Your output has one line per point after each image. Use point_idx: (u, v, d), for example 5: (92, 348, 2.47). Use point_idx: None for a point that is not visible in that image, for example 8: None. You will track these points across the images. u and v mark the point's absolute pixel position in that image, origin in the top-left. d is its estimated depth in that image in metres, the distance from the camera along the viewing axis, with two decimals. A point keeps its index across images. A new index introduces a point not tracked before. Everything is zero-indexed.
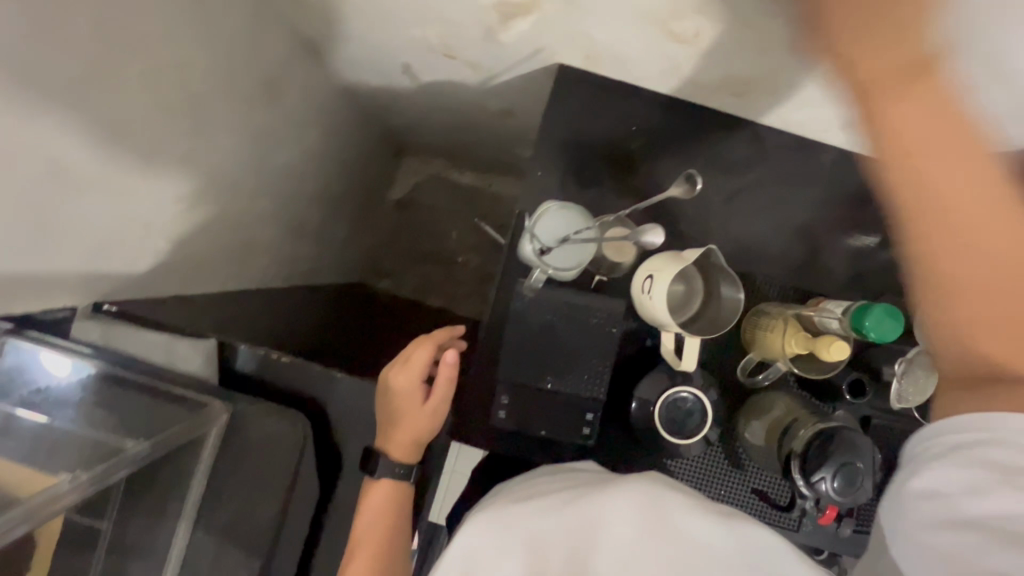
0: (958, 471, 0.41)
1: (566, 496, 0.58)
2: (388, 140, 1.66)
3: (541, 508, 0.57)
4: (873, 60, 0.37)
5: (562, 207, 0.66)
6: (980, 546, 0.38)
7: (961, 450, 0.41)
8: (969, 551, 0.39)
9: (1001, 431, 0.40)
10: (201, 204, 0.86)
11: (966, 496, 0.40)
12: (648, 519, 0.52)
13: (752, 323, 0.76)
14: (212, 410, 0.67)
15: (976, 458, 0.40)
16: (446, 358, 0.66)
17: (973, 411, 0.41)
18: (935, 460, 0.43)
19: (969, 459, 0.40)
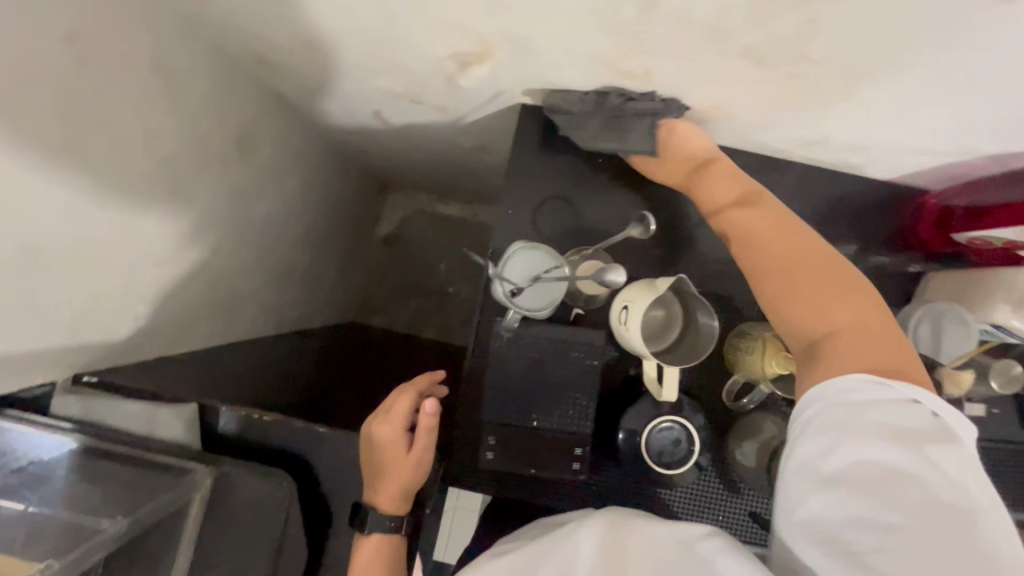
0: (821, 438, 0.52)
1: (539, 545, 0.59)
2: (370, 179, 1.68)
3: (526, 563, 0.56)
4: (687, 179, 0.73)
5: (528, 248, 0.66)
6: (851, 495, 0.50)
7: (819, 420, 0.53)
8: (844, 502, 0.50)
9: (842, 398, 0.53)
10: (182, 263, 0.87)
11: (826, 457, 0.52)
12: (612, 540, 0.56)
13: (733, 346, 0.75)
14: (197, 474, 0.66)
15: (833, 424, 0.52)
16: (426, 406, 0.64)
17: (818, 386, 0.55)
18: (804, 431, 0.54)
19: (825, 425, 0.53)
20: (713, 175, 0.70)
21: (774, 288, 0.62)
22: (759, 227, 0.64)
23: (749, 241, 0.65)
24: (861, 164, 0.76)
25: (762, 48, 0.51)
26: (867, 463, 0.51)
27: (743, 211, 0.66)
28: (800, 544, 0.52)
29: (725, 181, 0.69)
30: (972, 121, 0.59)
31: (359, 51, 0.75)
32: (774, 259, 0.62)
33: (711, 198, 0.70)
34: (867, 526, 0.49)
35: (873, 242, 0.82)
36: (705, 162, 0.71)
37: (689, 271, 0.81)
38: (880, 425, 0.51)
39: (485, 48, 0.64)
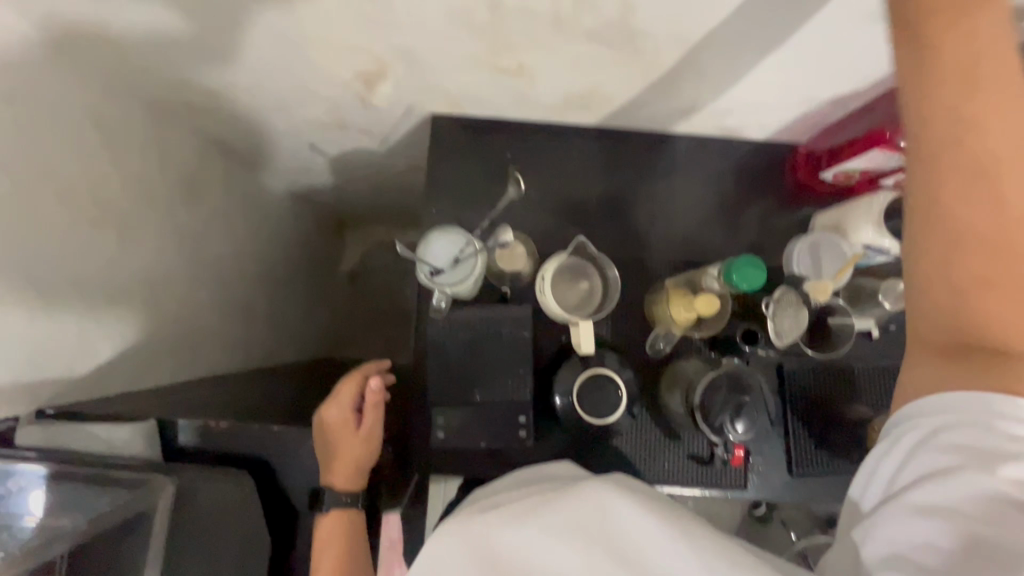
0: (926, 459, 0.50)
1: (538, 500, 0.54)
2: (326, 217, 1.76)
3: (520, 509, 0.53)
4: (928, 48, 0.43)
5: (444, 232, 0.74)
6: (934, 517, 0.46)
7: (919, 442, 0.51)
8: (940, 527, 0.46)
9: (961, 421, 0.48)
10: (138, 300, 0.93)
11: (938, 482, 0.47)
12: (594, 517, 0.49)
13: (650, 302, 0.83)
14: (158, 482, 0.68)
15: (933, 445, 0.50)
16: (372, 384, 0.71)
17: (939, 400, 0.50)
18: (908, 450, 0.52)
19: (941, 449, 0.48)
20: (975, 61, 0.43)
21: (962, 251, 0.46)
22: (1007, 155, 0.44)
23: (965, 195, 0.45)
24: (736, 127, 0.86)
25: (601, 27, 0.61)
26: (981, 498, 0.45)
27: (998, 117, 0.43)
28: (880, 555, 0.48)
29: (995, 76, 0.43)
30: (803, 79, 0.72)
31: (279, 85, 0.84)
32: (1014, 194, 0.44)
33: (961, 90, 0.43)
34: (962, 561, 0.44)
35: (764, 196, 0.91)
36: (954, 25, 0.42)
37: (603, 243, 0.89)
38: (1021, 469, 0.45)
39: (382, 65, 0.74)
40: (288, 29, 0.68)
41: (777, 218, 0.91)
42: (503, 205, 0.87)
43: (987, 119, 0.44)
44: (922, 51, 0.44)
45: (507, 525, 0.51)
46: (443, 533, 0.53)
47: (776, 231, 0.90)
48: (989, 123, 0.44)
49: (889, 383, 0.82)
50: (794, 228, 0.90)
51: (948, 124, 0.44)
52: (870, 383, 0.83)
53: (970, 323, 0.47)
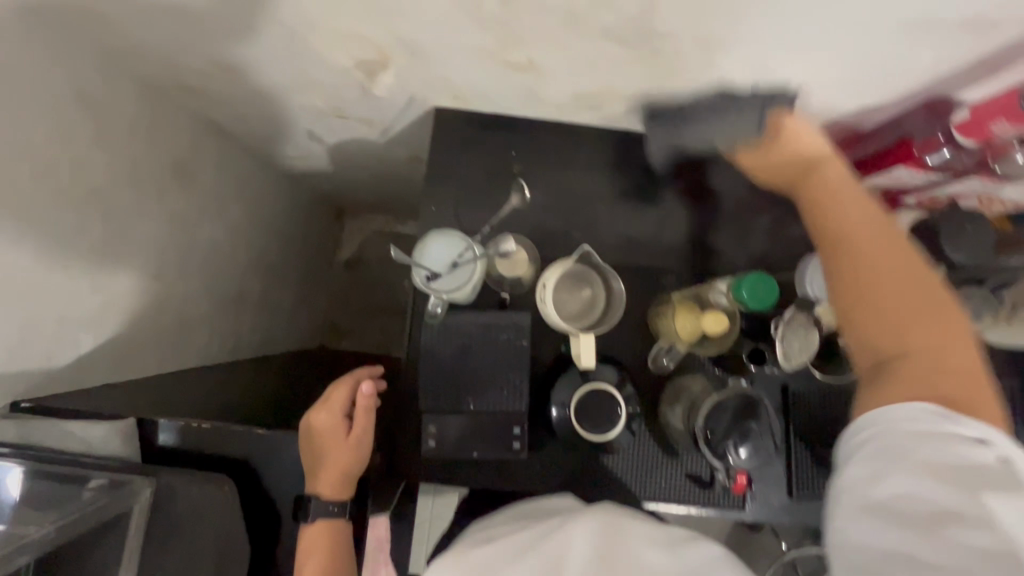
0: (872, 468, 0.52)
1: (534, 536, 0.59)
2: (324, 204, 1.72)
3: (515, 547, 0.58)
4: (796, 171, 0.68)
5: (442, 235, 0.70)
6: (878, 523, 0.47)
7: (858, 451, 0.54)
8: (887, 534, 0.46)
9: (891, 428, 0.51)
10: (123, 289, 0.89)
11: (873, 483, 0.48)
12: (607, 540, 0.55)
13: (654, 314, 0.80)
14: (136, 484, 0.67)
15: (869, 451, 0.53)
16: (363, 387, 0.67)
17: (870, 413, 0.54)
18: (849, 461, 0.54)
19: (870, 453, 0.50)
20: (823, 189, 0.64)
21: (870, 303, 0.57)
22: (870, 215, 0.60)
23: (860, 257, 0.58)
24: None
25: (619, 25, 0.57)
26: (922, 500, 0.46)
27: (847, 190, 0.63)
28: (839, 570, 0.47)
29: (843, 184, 0.64)
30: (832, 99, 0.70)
31: (275, 70, 0.80)
32: (888, 262, 0.58)
33: (824, 193, 0.64)
34: (911, 565, 0.44)
35: (776, 206, 0.88)
36: (812, 157, 0.67)
37: (608, 250, 0.86)
38: (942, 460, 0.47)
39: (384, 54, 0.69)
40: (284, 12, 0.64)
41: (788, 231, 0.87)
42: (506, 213, 0.83)
43: (835, 194, 0.63)
44: (800, 162, 0.68)
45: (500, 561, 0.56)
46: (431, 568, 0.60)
47: (786, 244, 0.87)
48: (834, 197, 0.63)
49: None
50: (806, 241, 0.87)
51: (812, 195, 0.65)
52: None
53: (869, 335, 0.57)
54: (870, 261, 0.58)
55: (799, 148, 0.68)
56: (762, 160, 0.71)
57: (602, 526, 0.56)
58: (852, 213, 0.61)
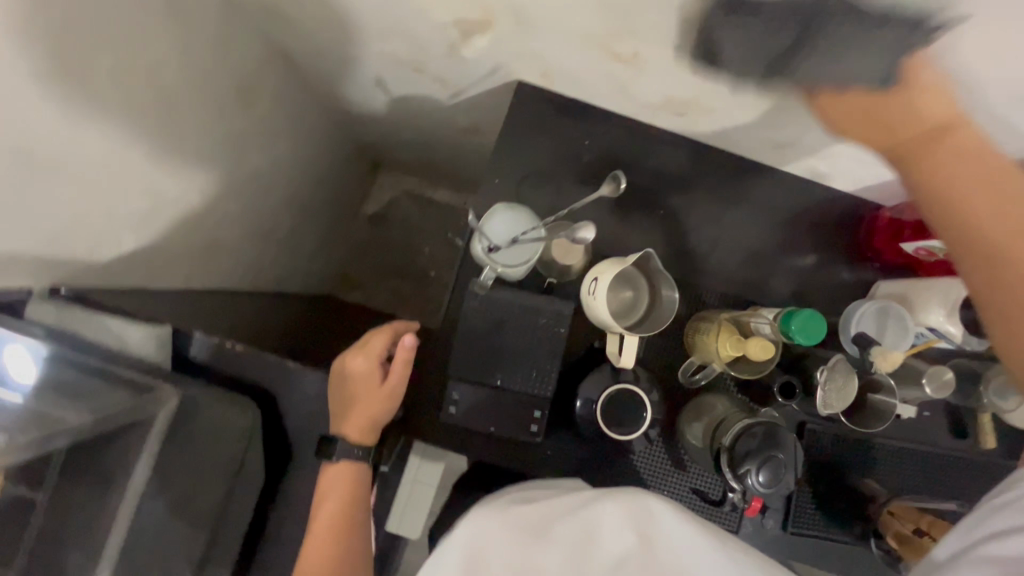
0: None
1: (567, 509, 0.63)
2: (363, 155, 1.71)
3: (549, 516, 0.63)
4: (870, 111, 0.50)
5: (511, 209, 0.70)
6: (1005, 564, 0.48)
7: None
8: None
9: None
10: (171, 196, 0.88)
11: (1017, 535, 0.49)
12: (641, 521, 0.59)
13: (693, 329, 0.80)
14: (160, 392, 0.67)
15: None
16: (404, 339, 0.66)
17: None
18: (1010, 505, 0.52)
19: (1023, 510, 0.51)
20: (948, 153, 0.49)
21: (988, 271, 0.48)
22: (994, 219, 0.47)
23: (960, 218, 0.49)
24: (826, 173, 0.82)
25: None
26: None
27: (975, 182, 0.48)
28: None
29: (971, 159, 0.49)
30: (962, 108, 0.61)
31: (368, 9, 0.79)
32: (998, 229, 0.47)
33: (956, 153, 0.49)
34: None
35: (829, 249, 0.88)
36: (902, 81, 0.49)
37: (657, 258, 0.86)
38: None
39: (489, 17, 0.69)
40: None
41: (835, 275, 0.88)
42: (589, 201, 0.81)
43: (971, 179, 0.48)
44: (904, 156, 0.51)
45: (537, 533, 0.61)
46: (470, 518, 0.64)
47: (830, 288, 0.88)
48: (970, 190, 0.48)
49: (904, 467, 0.81)
50: (849, 289, 0.88)
51: (946, 202, 0.50)
52: (887, 462, 0.82)
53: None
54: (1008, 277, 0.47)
55: (924, 120, 0.49)
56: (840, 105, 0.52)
57: (640, 511, 0.60)
58: (971, 221, 0.48)
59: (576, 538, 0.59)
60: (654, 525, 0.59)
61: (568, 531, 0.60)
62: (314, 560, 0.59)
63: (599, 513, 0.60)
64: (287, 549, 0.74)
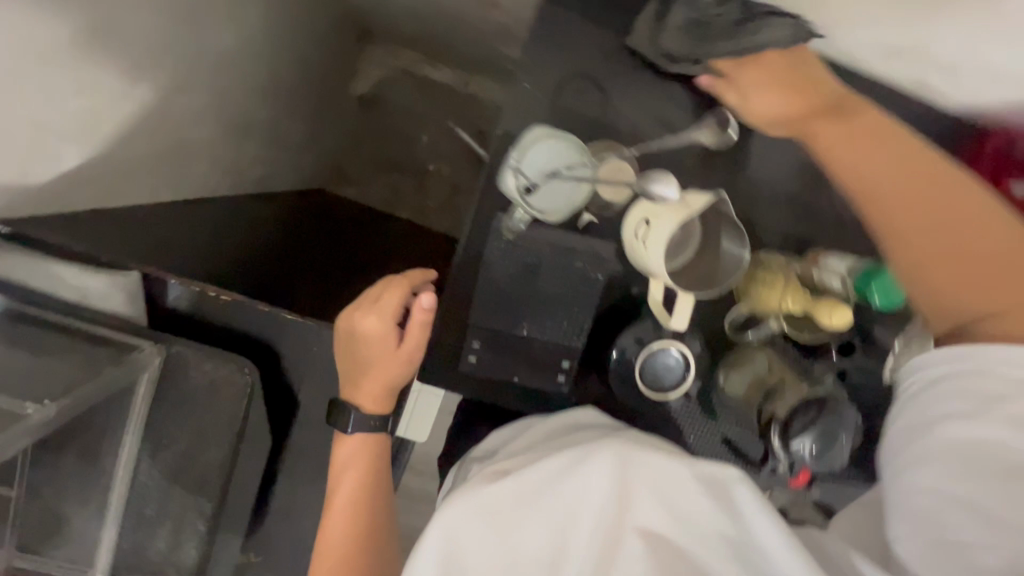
0: (955, 403, 0.49)
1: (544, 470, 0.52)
2: (347, 21, 1.45)
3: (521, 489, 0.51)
4: (784, 108, 0.62)
5: (556, 136, 0.56)
6: (965, 473, 0.46)
7: (951, 384, 0.50)
8: (966, 480, 0.46)
9: (982, 364, 0.49)
10: (109, 91, 0.70)
11: (958, 421, 0.48)
12: (620, 476, 0.50)
13: (748, 275, 0.69)
14: (142, 354, 0.59)
15: (983, 391, 0.48)
16: (421, 301, 0.56)
17: (959, 346, 0.51)
18: (942, 391, 0.50)
19: (957, 392, 0.49)
20: (818, 99, 0.61)
21: (877, 213, 0.57)
22: (886, 190, 0.56)
23: (886, 198, 0.56)
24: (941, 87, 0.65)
25: None
26: (995, 445, 0.46)
27: (881, 162, 0.57)
28: (902, 525, 0.49)
29: (831, 110, 0.60)
30: None
31: None
32: (880, 183, 0.57)
33: (864, 132, 0.58)
34: (992, 522, 0.44)
35: None
36: (815, 80, 0.61)
37: (719, 187, 0.72)
38: (1009, 399, 0.47)
39: None
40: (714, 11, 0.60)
41: None
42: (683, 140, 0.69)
43: (855, 147, 0.58)
44: (777, 113, 0.62)
45: (518, 515, 0.50)
46: (438, 517, 0.50)
47: None
48: (874, 157, 0.57)
49: None
50: None
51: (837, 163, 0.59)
52: None
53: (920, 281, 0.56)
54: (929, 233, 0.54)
55: (793, 75, 0.61)
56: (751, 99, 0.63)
57: (620, 464, 0.50)
58: (875, 191, 0.57)
59: (559, 519, 0.49)
60: (630, 477, 0.50)
61: (552, 510, 0.50)
62: (338, 538, 0.57)
63: (581, 478, 0.50)
64: (302, 499, 0.70)
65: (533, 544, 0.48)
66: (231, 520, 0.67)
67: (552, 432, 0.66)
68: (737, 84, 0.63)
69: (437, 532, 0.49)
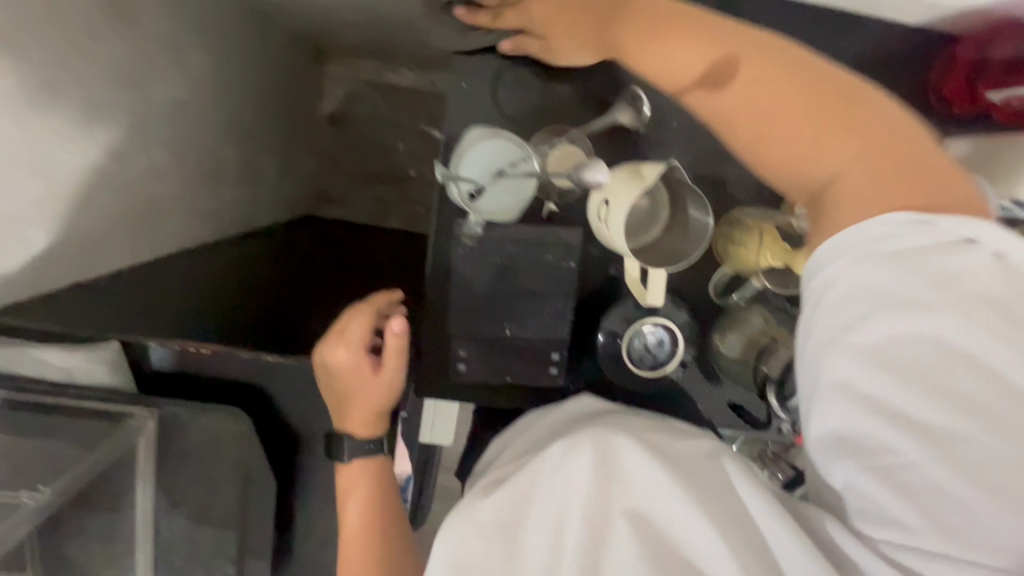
0: (848, 312, 0.42)
1: (536, 471, 0.51)
2: (302, 44, 1.44)
3: (517, 495, 0.51)
4: (597, 40, 0.59)
5: (489, 134, 0.55)
6: (894, 382, 0.41)
7: (838, 287, 0.43)
8: (867, 415, 0.41)
9: (875, 244, 0.42)
10: (72, 169, 0.72)
11: (858, 330, 0.42)
12: (605, 463, 0.49)
13: (724, 235, 0.68)
14: (136, 419, 0.60)
15: (871, 287, 0.42)
16: (392, 326, 0.56)
17: (842, 234, 0.44)
18: (835, 292, 0.43)
19: (850, 293, 0.42)
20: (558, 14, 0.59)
21: (723, 113, 0.51)
22: (716, 75, 0.51)
23: (782, 107, 0.48)
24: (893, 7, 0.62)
25: None
26: (913, 340, 0.41)
27: (709, 43, 0.51)
28: (828, 461, 0.45)
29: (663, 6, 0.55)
30: None
31: None
32: (713, 71, 0.51)
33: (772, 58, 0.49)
34: (908, 424, 0.40)
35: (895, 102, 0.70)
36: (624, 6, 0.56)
37: (682, 149, 0.69)
38: (884, 290, 0.41)
39: None
40: None
41: None
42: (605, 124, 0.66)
43: (673, 36, 0.53)
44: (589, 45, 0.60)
45: (526, 528, 0.48)
46: (444, 538, 0.49)
47: None
48: (685, 39, 0.52)
49: None
50: None
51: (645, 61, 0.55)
52: None
53: (770, 162, 0.50)
54: (757, 107, 0.49)
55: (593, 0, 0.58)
56: (572, 57, 0.62)
57: (597, 448, 0.49)
58: (700, 82, 0.52)
59: (556, 521, 0.47)
60: (617, 460, 0.49)
61: (546, 510, 0.48)
62: (357, 565, 0.57)
63: (566, 476, 0.49)
64: (321, 528, 0.71)
65: (540, 553, 0.46)
66: (257, 559, 0.69)
67: (545, 426, 0.66)
68: (539, 31, 0.61)
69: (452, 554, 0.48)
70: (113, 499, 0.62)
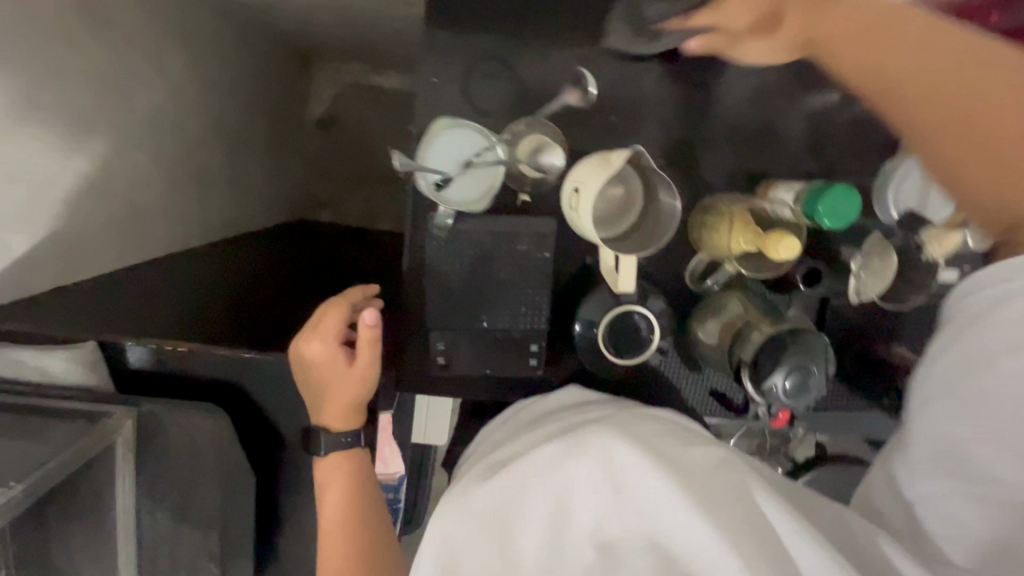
0: (990, 336, 0.49)
1: (533, 467, 0.53)
2: (287, 49, 1.46)
3: (509, 486, 0.53)
4: (797, 30, 0.58)
5: (454, 125, 0.57)
6: (983, 439, 0.49)
7: (985, 321, 0.50)
8: (973, 428, 0.50)
9: (997, 304, 0.50)
10: (49, 170, 0.73)
11: (972, 389, 0.50)
12: (608, 466, 0.50)
13: (698, 223, 0.68)
14: (115, 418, 0.60)
15: (995, 343, 0.49)
16: (363, 318, 0.56)
17: (992, 267, 0.51)
18: (973, 331, 0.51)
19: (996, 326, 0.49)
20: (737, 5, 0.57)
21: (871, 87, 0.55)
22: (859, 61, 0.55)
23: (930, 86, 0.51)
24: None
25: None
26: (1008, 387, 0.48)
27: (851, 36, 0.55)
28: (922, 477, 0.54)
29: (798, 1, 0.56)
30: None
31: None
32: (858, 49, 0.55)
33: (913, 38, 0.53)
34: (1005, 458, 0.48)
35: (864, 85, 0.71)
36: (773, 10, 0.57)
37: (653, 138, 0.70)
38: (1008, 341, 0.48)
39: None
40: None
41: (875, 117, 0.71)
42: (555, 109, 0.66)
43: (837, 33, 0.56)
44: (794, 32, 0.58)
45: (517, 518, 0.50)
46: (437, 516, 0.53)
47: (870, 133, 0.71)
48: (840, 33, 0.55)
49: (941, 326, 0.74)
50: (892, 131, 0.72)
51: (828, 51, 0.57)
52: (923, 326, 0.74)
53: (915, 137, 0.55)
54: (899, 87, 0.53)
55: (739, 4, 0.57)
56: (741, 48, 0.62)
57: (599, 453, 0.51)
58: (857, 63, 0.55)
59: (548, 513, 0.50)
60: (617, 462, 0.50)
61: (538, 504, 0.50)
62: (334, 559, 0.58)
63: (565, 473, 0.51)
64: (304, 525, 0.71)
65: (527, 543, 0.48)
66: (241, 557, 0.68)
67: (538, 414, 0.67)
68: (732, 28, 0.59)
69: (442, 539, 0.51)
70: (92, 499, 0.62)
